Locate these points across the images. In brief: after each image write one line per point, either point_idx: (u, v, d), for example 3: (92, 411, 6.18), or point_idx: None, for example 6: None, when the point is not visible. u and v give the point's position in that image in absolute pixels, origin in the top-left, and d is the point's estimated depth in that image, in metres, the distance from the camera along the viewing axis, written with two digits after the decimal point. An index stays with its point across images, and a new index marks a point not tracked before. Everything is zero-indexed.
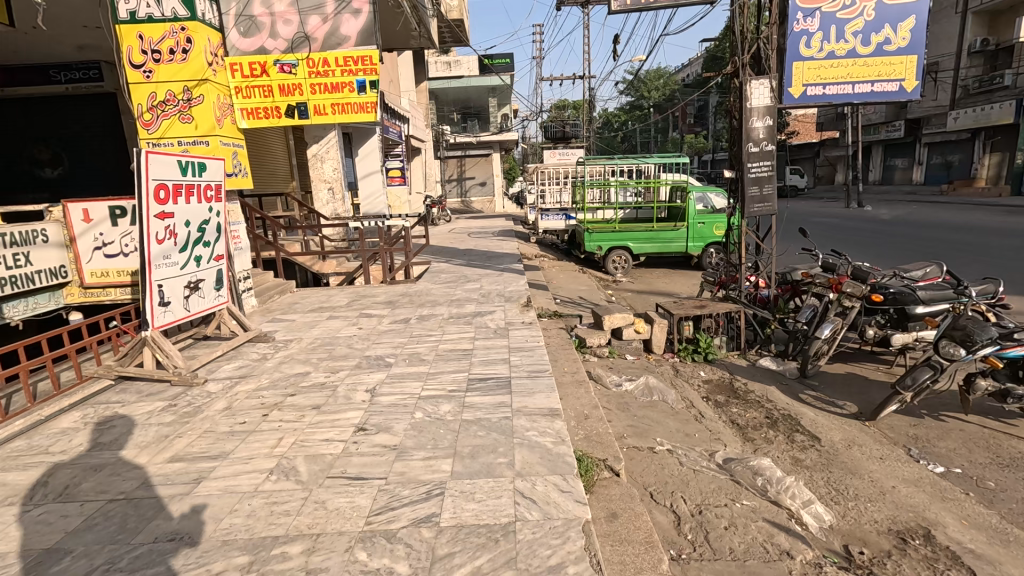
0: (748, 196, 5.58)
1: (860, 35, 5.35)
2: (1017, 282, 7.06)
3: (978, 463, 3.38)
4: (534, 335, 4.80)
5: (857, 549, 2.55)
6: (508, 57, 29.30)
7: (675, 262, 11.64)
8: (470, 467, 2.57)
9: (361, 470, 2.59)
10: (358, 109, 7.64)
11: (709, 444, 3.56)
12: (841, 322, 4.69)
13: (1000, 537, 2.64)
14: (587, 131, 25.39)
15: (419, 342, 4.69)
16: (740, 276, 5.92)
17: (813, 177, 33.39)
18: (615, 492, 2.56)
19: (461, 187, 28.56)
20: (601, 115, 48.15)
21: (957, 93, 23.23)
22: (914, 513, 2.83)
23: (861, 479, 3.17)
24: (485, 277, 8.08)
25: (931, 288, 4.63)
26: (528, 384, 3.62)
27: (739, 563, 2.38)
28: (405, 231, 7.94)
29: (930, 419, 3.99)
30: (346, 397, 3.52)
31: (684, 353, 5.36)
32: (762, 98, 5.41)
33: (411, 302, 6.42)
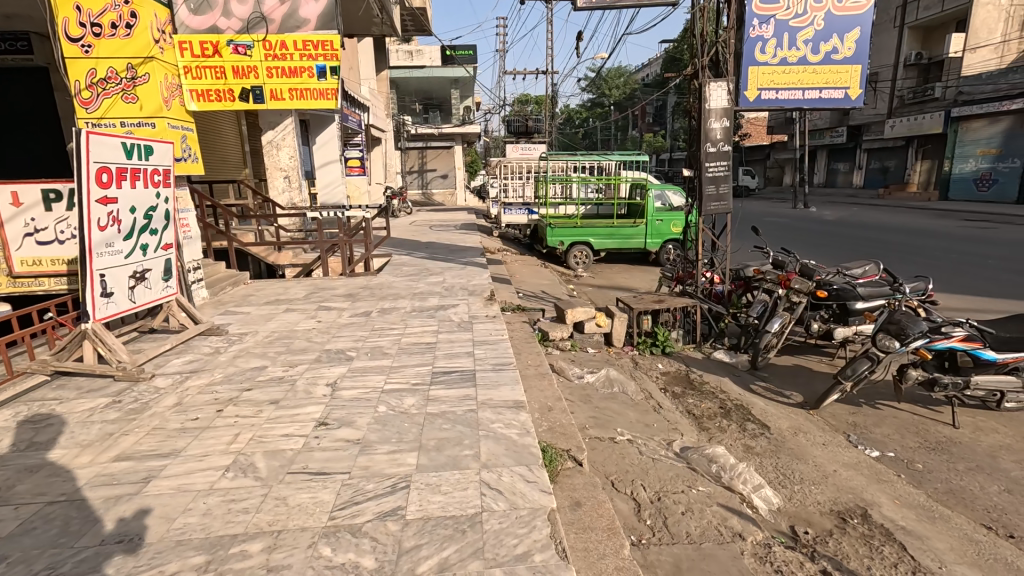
0: (705, 195, 5.77)
1: (810, 44, 5.57)
2: (948, 281, 7.57)
3: (910, 447, 3.65)
4: (498, 329, 4.82)
5: (802, 529, 2.72)
6: (471, 49, 29.09)
7: (635, 257, 11.90)
8: (435, 460, 2.57)
9: (324, 465, 2.54)
10: (317, 96, 7.42)
11: (667, 433, 3.69)
12: (789, 316, 4.94)
13: (927, 514, 2.87)
14: (549, 126, 25.59)
15: (381, 336, 4.62)
16: (696, 272, 6.12)
17: (763, 178, 34.86)
18: (578, 481, 2.63)
19: (422, 179, 28.23)
20: (562, 112, 48.63)
21: (894, 103, 24.77)
22: (853, 494, 3.03)
23: (806, 464, 3.37)
24: (448, 270, 8.04)
25: (870, 285, 4.94)
26: (493, 376, 3.64)
27: (695, 546, 2.49)
28: (365, 222, 7.73)
29: (867, 407, 4.28)
30: (306, 391, 3.43)
31: (643, 346, 5.52)
32: (720, 99, 5.59)
33: (372, 295, 6.31)
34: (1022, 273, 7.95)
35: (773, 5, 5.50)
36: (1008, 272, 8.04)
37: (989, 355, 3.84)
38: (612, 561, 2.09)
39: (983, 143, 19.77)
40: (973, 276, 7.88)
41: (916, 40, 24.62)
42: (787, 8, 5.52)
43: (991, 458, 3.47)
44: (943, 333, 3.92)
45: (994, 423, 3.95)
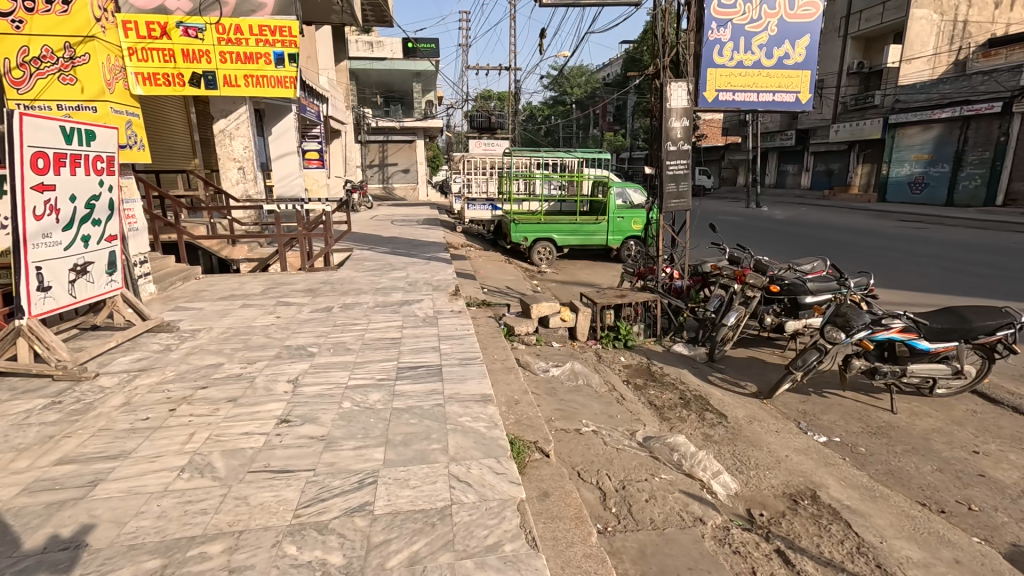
0: (666, 192, 5.92)
1: (764, 48, 5.81)
2: (889, 277, 8.04)
3: (854, 432, 3.88)
4: (463, 323, 4.80)
5: (758, 511, 2.85)
6: (433, 42, 28.76)
7: (597, 254, 12.09)
8: (403, 455, 2.55)
9: (287, 462, 2.47)
10: (275, 84, 7.20)
11: (630, 424, 3.78)
12: (744, 310, 5.15)
13: (869, 493, 3.07)
14: (512, 122, 25.63)
15: (344, 331, 4.52)
16: (657, 267, 6.26)
17: (718, 178, 36.07)
18: (546, 472, 2.66)
19: (383, 173, 27.64)
20: (525, 109, 48.76)
21: (838, 109, 26.21)
22: (804, 477, 3.20)
23: (760, 450, 3.53)
24: (412, 265, 7.94)
25: (819, 280, 5.18)
26: (460, 370, 3.63)
27: (659, 532, 2.57)
28: (325, 216, 7.51)
29: (816, 396, 4.51)
30: (266, 388, 3.32)
31: (606, 340, 5.63)
32: (680, 99, 5.76)
33: (333, 290, 6.15)
34: (955, 270, 8.53)
35: (730, 10, 5.63)
36: (948, 271, 8.47)
37: (923, 345, 4.12)
38: (581, 548, 2.14)
39: (917, 149, 21.15)
40: (918, 275, 8.23)
41: (858, 50, 26.03)
42: (742, 13, 5.66)
43: (926, 440, 3.73)
44: (883, 325, 4.18)
45: (928, 408, 4.25)
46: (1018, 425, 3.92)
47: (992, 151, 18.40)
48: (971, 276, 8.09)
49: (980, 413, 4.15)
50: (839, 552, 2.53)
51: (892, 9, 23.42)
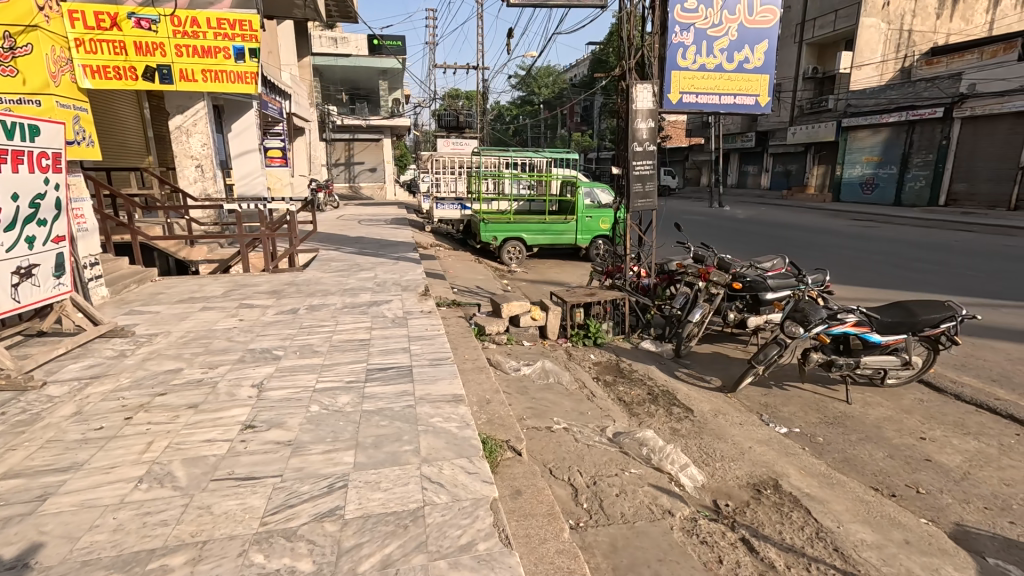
0: (633, 192, 6.02)
1: (725, 52, 5.97)
2: (843, 275, 8.37)
3: (812, 422, 4.05)
4: (433, 323, 4.77)
5: (724, 502, 2.94)
6: (399, 40, 28.42)
7: (566, 254, 12.20)
8: (374, 457, 2.51)
9: (253, 469, 2.40)
10: (235, 79, 7.03)
11: (600, 421, 3.82)
12: (708, 307, 5.28)
13: (826, 481, 3.21)
14: (481, 122, 25.55)
15: (311, 333, 4.42)
16: (624, 266, 6.36)
17: (682, 178, 36.94)
18: (518, 471, 2.68)
19: (349, 172, 27.15)
20: (493, 109, 48.72)
21: (795, 112, 27.22)
22: (767, 467, 3.31)
23: (725, 443, 3.63)
24: (380, 265, 7.83)
25: (779, 277, 5.34)
26: (431, 371, 3.61)
27: (629, 526, 2.61)
28: (290, 215, 7.28)
29: (777, 389, 4.68)
30: (229, 394, 3.21)
31: (576, 338, 5.69)
32: (645, 101, 5.86)
33: (299, 292, 6.01)
34: (905, 267, 8.93)
35: (693, 15, 5.79)
36: (903, 270, 8.73)
37: (875, 338, 4.33)
38: (553, 544, 2.16)
39: (868, 152, 22.21)
40: (876, 274, 8.43)
41: (813, 56, 27.13)
42: (704, 18, 5.83)
43: (878, 428, 3.93)
44: (839, 320, 4.37)
45: (879, 398, 4.47)
46: (961, 412, 4.17)
47: (935, 153, 19.44)
48: (925, 275, 8.35)
49: (926, 401, 4.39)
50: (800, 538, 2.63)
51: (843, 17, 24.51)
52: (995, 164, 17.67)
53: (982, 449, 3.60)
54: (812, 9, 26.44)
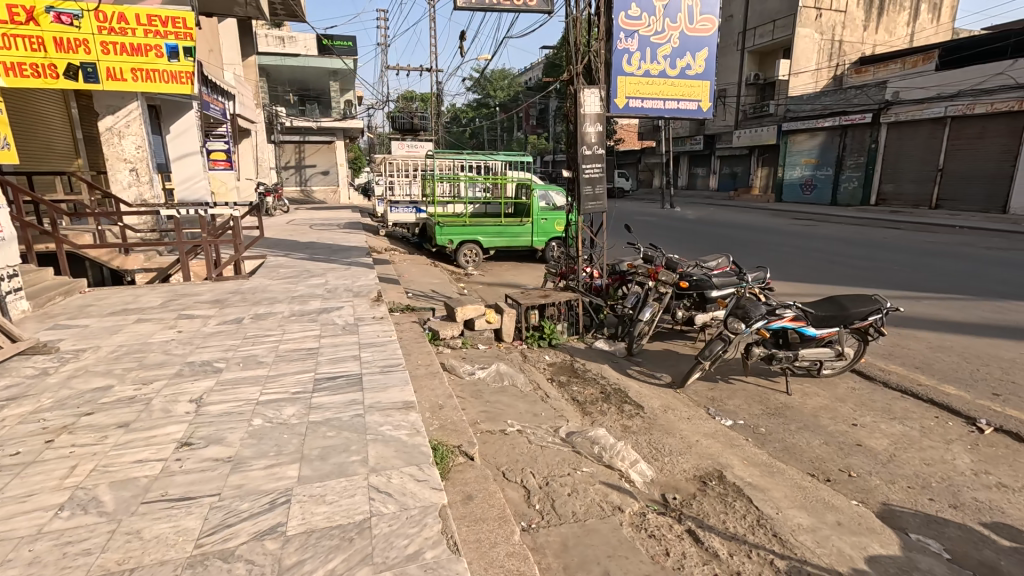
0: (583, 195, 6.12)
1: (669, 59, 6.17)
2: (782, 272, 8.78)
3: (755, 414, 4.23)
4: (385, 330, 4.69)
5: (671, 495, 3.03)
6: (350, 41, 27.89)
7: (523, 255, 12.27)
8: (320, 470, 2.44)
9: (188, 489, 2.29)
10: (168, 79, 6.97)
11: (554, 421, 3.86)
12: (659, 305, 5.43)
13: (767, 469, 3.36)
14: (435, 124, 25.37)
15: (255, 344, 4.25)
16: (577, 268, 6.44)
17: (635, 180, 37.90)
18: (470, 475, 2.68)
19: (300, 175, 26.37)
20: (449, 112, 48.43)
21: (739, 117, 28.46)
22: (712, 459, 3.44)
23: (674, 437, 3.74)
24: (331, 271, 7.64)
25: (723, 276, 5.57)
26: (381, 378, 3.54)
27: (580, 524, 2.65)
28: (234, 221, 6.98)
29: (723, 383, 4.87)
30: (164, 411, 3.04)
31: (531, 340, 5.73)
32: (594, 105, 5.98)
33: (244, 300, 5.78)
34: (840, 264, 9.42)
35: (636, 22, 5.97)
36: (838, 266, 9.21)
37: (810, 331, 4.58)
38: (504, 547, 2.16)
39: (806, 154, 23.51)
40: (813, 271, 8.85)
41: (754, 63, 28.45)
42: (648, 25, 6.02)
43: (815, 417, 4.15)
44: (777, 315, 4.60)
45: (816, 388, 4.72)
46: (889, 398, 4.47)
47: (865, 156, 20.82)
48: (860, 271, 8.79)
49: (859, 390, 4.67)
50: (743, 526, 2.74)
51: (781, 27, 25.88)
52: (918, 166, 19.04)
53: (906, 431, 3.87)
54: (752, 18, 27.74)
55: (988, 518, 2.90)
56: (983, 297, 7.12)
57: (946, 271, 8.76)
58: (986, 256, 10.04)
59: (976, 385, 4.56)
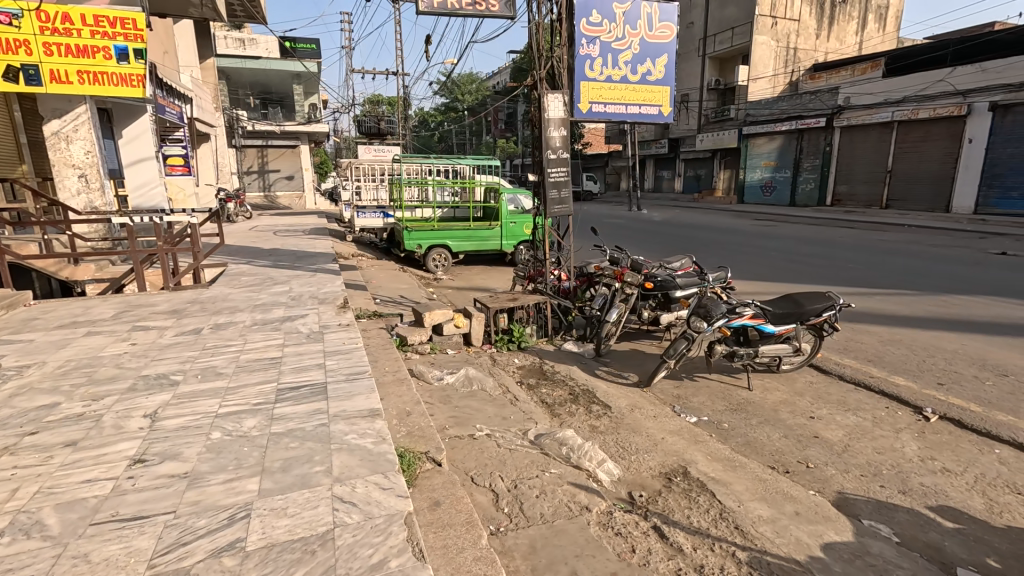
0: (549, 199, 6.18)
1: (629, 65, 6.42)
2: (742, 270, 9.08)
3: (719, 410, 4.35)
4: (352, 336, 4.62)
5: (637, 493, 3.08)
6: (313, 43, 27.40)
7: (492, 259, 12.27)
8: (281, 482, 2.39)
9: (140, 508, 2.20)
10: (118, 82, 6.97)
11: (523, 424, 3.87)
12: (625, 306, 5.51)
13: (729, 464, 3.45)
14: (403, 128, 25.12)
15: (215, 354, 4.13)
16: (545, 270, 6.50)
17: (603, 184, 38.43)
18: (437, 481, 2.67)
19: (263, 180, 25.70)
20: (416, 116, 47.98)
21: (702, 121, 29.23)
22: (677, 456, 3.52)
23: (640, 436, 3.81)
24: (296, 278, 7.47)
25: (687, 276, 5.70)
26: (347, 386, 3.48)
27: (548, 525, 2.67)
28: (192, 228, 6.75)
29: (688, 380, 5.00)
30: (115, 427, 2.92)
31: (501, 343, 5.74)
32: (557, 109, 6.00)
33: (203, 310, 5.60)
34: (797, 262, 9.79)
35: (598, 29, 6.12)
36: (795, 264, 9.58)
37: (769, 328, 4.73)
38: (471, 552, 2.16)
39: (766, 157, 24.35)
40: (773, 269, 9.19)
41: (714, 68, 29.30)
42: (608, 32, 6.25)
43: (775, 412, 4.29)
44: (738, 313, 4.74)
45: (776, 383, 4.88)
46: (843, 391, 4.66)
47: (821, 158, 21.69)
48: (816, 269, 9.17)
49: (816, 383, 4.87)
50: (706, 521, 2.81)
51: (739, 34, 26.75)
52: (869, 168, 19.94)
53: (859, 422, 4.05)
54: (712, 26, 28.60)
55: (933, 501, 3.06)
56: (928, 292, 7.53)
57: (895, 268, 9.22)
58: (931, 253, 10.60)
59: (923, 375, 4.81)
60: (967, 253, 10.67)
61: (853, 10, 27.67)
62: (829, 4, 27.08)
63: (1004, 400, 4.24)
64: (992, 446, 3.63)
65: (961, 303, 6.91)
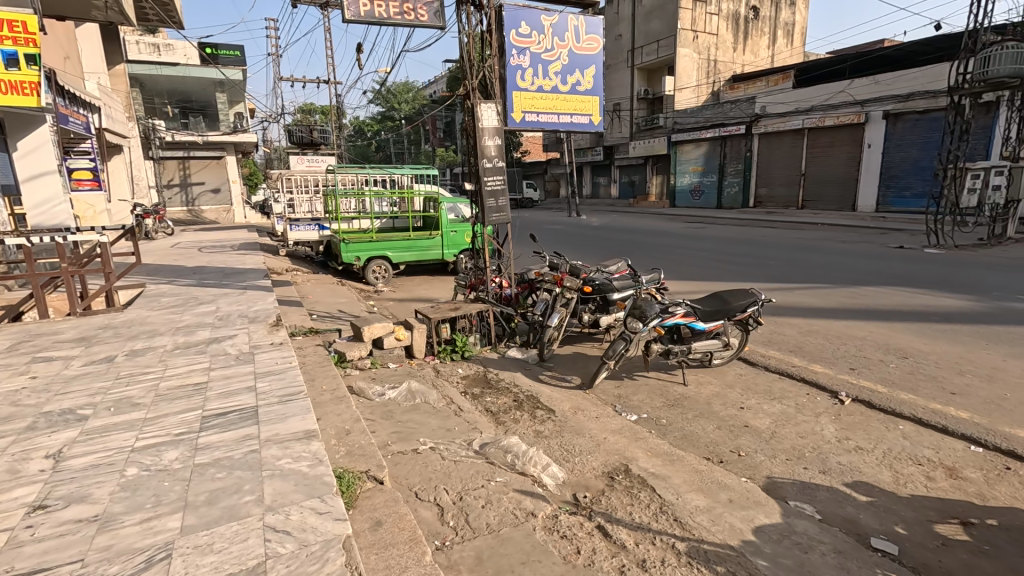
0: (487, 207, 6.21)
1: (559, 75, 6.48)
2: (674, 271, 9.52)
3: (657, 407, 4.51)
4: (285, 356, 4.41)
5: (582, 494, 3.13)
6: (237, 50, 26.15)
7: (434, 268, 12.14)
8: (207, 516, 2.24)
9: (42, 560, 1.99)
10: (8, 91, 6.70)
11: (467, 434, 3.84)
12: (566, 311, 5.59)
13: (668, 458, 3.58)
14: (337, 138, 24.44)
15: (131, 384, 3.82)
16: (486, 278, 6.50)
17: (543, 191, 39.09)
18: (379, 500, 2.59)
19: (186, 194, 24.17)
20: (351, 125, 46.79)
21: (634, 129, 30.43)
22: (619, 454, 3.61)
23: (583, 437, 3.88)
24: (224, 297, 7.06)
25: (622, 279, 5.88)
26: (279, 409, 3.31)
27: (495, 535, 2.66)
28: (103, 248, 6.19)
29: (628, 379, 5.15)
30: (10, 472, 2.62)
31: (443, 354, 5.67)
32: (490, 119, 6.12)
33: (116, 336, 5.16)
34: (724, 261, 10.37)
35: (527, 40, 6.20)
36: (722, 263, 10.16)
37: (699, 326, 4.97)
38: (414, 571, 2.12)
39: (694, 162, 25.68)
40: (703, 268, 9.68)
41: (643, 78, 30.66)
42: (538, 43, 6.29)
43: (708, 404, 4.51)
44: (671, 312, 4.93)
45: (709, 377, 5.13)
46: (769, 381, 4.97)
47: (743, 163, 23.16)
48: (740, 266, 9.77)
49: (745, 375, 5.16)
50: (648, 515, 2.90)
51: (664, 47, 28.16)
52: (785, 172, 21.49)
53: (784, 409, 4.32)
54: (638, 38, 29.92)
55: (849, 478, 3.31)
56: (837, 284, 8.21)
57: (810, 263, 9.98)
58: (839, 249, 11.57)
59: (837, 361, 5.21)
60: (869, 247, 11.76)
61: (765, 26, 29.84)
62: (742, 20, 29.07)
63: (906, 380, 4.67)
64: (897, 422, 3.99)
65: (865, 293, 7.58)
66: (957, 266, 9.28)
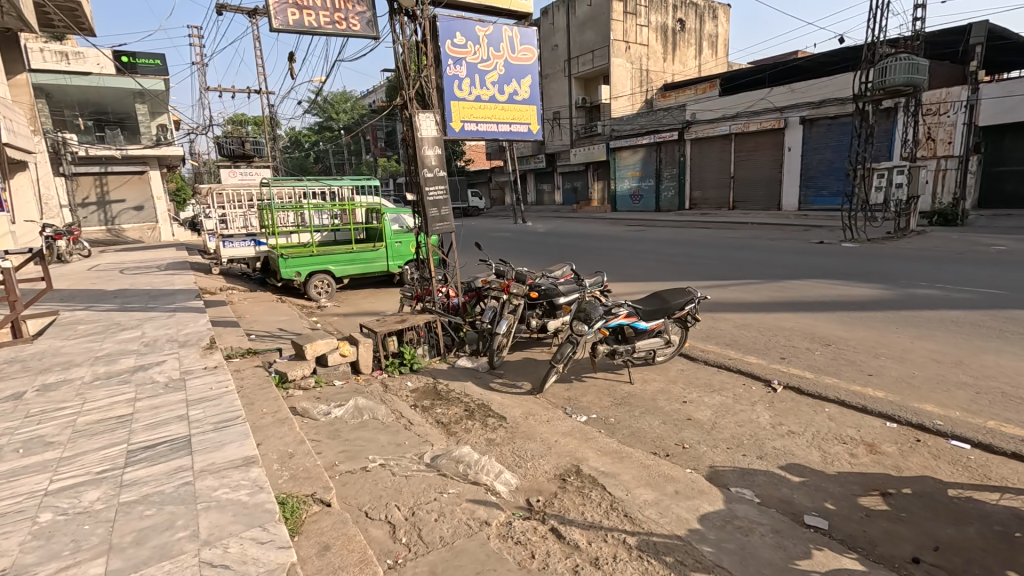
0: (430, 217, 6.15)
1: (497, 85, 6.58)
2: (616, 273, 9.81)
3: (606, 406, 4.62)
4: (220, 380, 4.18)
5: (535, 498, 3.15)
6: (157, 58, 24.69)
7: (380, 281, 11.87)
8: (135, 558, 2.08)
9: None
10: None
11: (418, 447, 3.77)
12: (513, 317, 5.61)
13: (616, 456, 3.67)
14: (272, 149, 23.48)
15: (44, 421, 3.49)
16: (432, 289, 6.42)
17: (488, 199, 39.24)
18: (326, 523, 2.50)
19: (104, 213, 22.46)
20: (287, 136, 45.21)
21: (573, 136, 31.21)
22: (570, 456, 3.67)
23: (534, 442, 3.91)
24: (150, 321, 6.60)
25: (567, 283, 6.00)
26: (215, 437, 3.13)
27: (449, 547, 2.63)
28: (6, 275, 5.60)
29: (577, 381, 5.25)
30: None
31: (391, 368, 5.55)
32: (429, 129, 5.99)
33: (24, 370, 4.70)
34: (662, 261, 10.80)
35: (462, 50, 6.24)
36: (661, 263, 10.56)
37: (641, 325, 5.11)
38: None
39: (632, 168, 26.59)
40: (643, 269, 10.03)
41: (580, 87, 31.52)
42: (473, 53, 6.35)
43: (654, 401, 4.66)
44: (614, 313, 5.06)
45: (654, 375, 5.30)
46: (709, 374, 5.21)
47: (677, 168, 24.23)
48: (677, 266, 10.21)
49: (686, 370, 5.38)
50: (599, 514, 2.96)
51: (599, 57, 29.10)
52: (716, 175, 22.67)
53: (723, 400, 4.54)
54: (574, 48, 30.77)
55: (783, 461, 3.52)
56: (766, 279, 8.74)
57: (741, 260, 10.58)
58: (767, 246, 12.35)
59: (769, 352, 5.53)
60: (793, 244, 12.61)
61: (690, 37, 31.48)
62: (670, 31, 30.52)
63: (829, 365, 5.03)
64: (824, 405, 4.28)
65: (791, 287, 8.11)
66: (870, 258, 10.11)
